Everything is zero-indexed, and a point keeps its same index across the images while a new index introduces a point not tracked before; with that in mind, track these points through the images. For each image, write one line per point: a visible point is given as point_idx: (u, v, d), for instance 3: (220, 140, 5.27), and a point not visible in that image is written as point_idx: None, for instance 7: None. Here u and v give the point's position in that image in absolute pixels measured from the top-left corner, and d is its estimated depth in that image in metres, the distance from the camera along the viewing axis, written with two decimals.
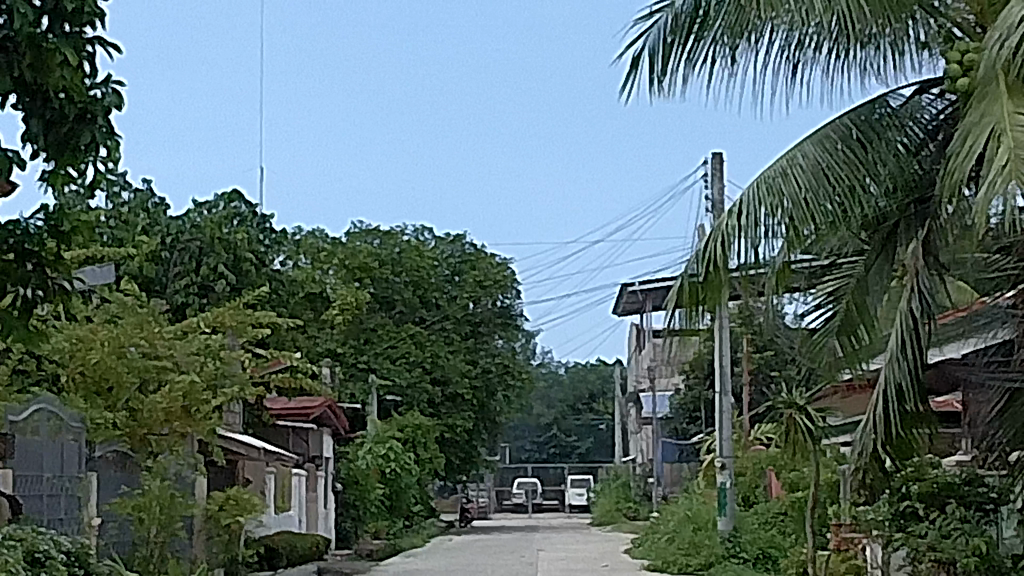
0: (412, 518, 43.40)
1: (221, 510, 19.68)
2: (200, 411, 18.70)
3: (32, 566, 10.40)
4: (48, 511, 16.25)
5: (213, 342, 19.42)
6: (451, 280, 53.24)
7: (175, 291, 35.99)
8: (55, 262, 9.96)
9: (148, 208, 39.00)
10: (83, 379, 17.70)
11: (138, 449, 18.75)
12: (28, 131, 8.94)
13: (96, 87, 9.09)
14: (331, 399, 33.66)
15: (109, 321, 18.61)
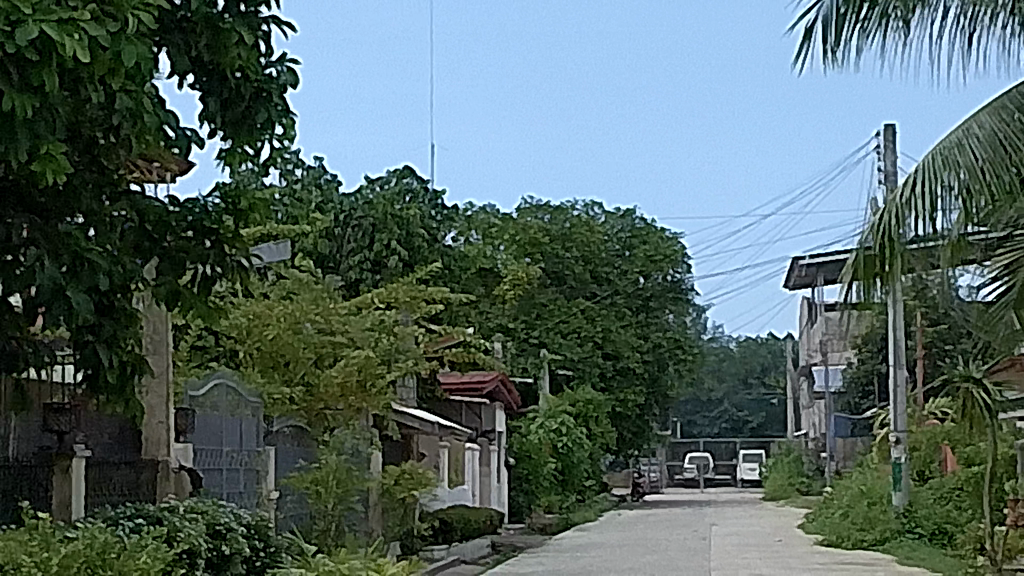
0: (585, 493, 43.49)
1: (396, 485, 19.88)
2: (375, 386, 18.75)
3: (213, 539, 10.51)
4: (228, 484, 16.48)
5: (387, 317, 19.51)
6: (622, 254, 53.17)
7: (349, 268, 36.27)
8: (233, 240, 10.37)
9: (321, 185, 39.43)
10: (260, 354, 18.41)
11: (315, 423, 18.97)
12: (205, 110, 9.09)
13: (271, 65, 9.19)
14: (503, 372, 33.79)
15: (285, 298, 19.02)
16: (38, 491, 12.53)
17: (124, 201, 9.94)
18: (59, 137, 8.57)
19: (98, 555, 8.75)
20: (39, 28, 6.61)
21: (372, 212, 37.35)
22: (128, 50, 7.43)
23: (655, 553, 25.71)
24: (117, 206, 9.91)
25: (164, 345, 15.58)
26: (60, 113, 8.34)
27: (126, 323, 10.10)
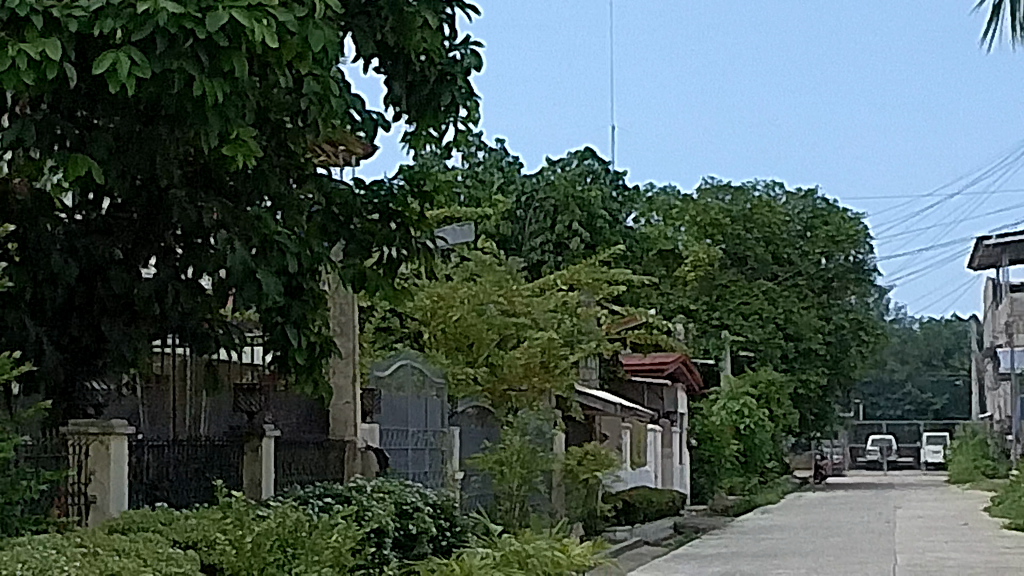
0: (768, 476, 43.23)
1: (579, 466, 19.97)
2: (559, 366, 18.83)
3: (400, 519, 10.62)
4: (414, 466, 16.65)
5: (570, 299, 19.48)
6: (804, 235, 52.78)
7: (532, 250, 36.36)
8: (418, 222, 11.35)
9: (503, 167, 39.60)
10: (444, 336, 18.55)
11: (499, 404, 19.04)
12: (393, 94, 10.48)
13: (454, 50, 10.57)
14: (686, 354, 33.68)
15: (469, 280, 19.12)
16: (230, 469, 12.69)
17: (311, 184, 10.83)
18: (247, 122, 9.32)
19: (292, 532, 8.92)
20: (227, 13, 8.13)
21: (554, 193, 37.40)
22: (315, 34, 8.71)
23: (839, 535, 25.53)
24: (305, 189, 10.81)
25: (351, 326, 15.82)
26: (248, 98, 9.11)
27: (314, 304, 10.60)
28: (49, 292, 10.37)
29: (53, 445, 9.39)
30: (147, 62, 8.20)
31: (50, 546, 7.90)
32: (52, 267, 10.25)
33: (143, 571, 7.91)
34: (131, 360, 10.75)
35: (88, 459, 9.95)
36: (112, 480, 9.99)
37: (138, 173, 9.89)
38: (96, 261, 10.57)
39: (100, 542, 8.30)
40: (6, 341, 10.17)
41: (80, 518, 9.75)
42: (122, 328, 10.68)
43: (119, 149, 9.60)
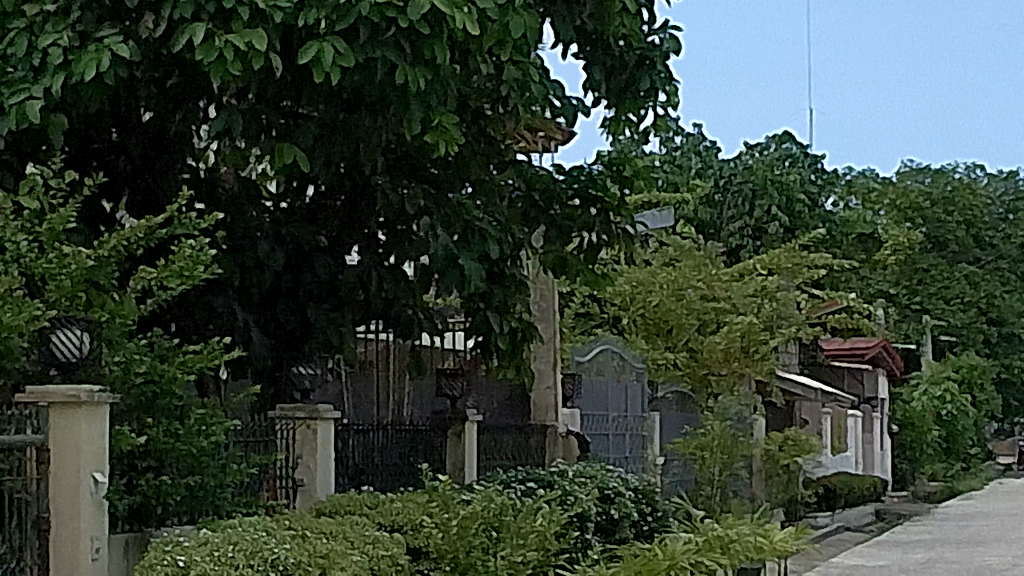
0: (970, 462, 42.62)
1: (780, 451, 19.80)
2: (759, 351, 18.72)
3: (601, 503, 10.64)
4: (615, 450, 16.79)
5: (770, 283, 19.27)
6: (1006, 219, 52.03)
7: (731, 235, 36.21)
8: (618, 208, 11.57)
9: (700, 152, 39.52)
10: (643, 322, 18.81)
11: (699, 389, 19.02)
12: (592, 79, 11.05)
13: (652, 34, 11.16)
14: (886, 339, 33.33)
15: (668, 264, 19.26)
16: (434, 454, 12.80)
17: (512, 170, 11.05)
18: (448, 110, 9.49)
19: (497, 515, 8.98)
20: (430, 3, 8.30)
21: (753, 177, 37.20)
22: (514, 21, 8.88)
23: None
24: (505, 174, 11.04)
25: (552, 312, 15.91)
26: (449, 86, 9.28)
27: (516, 290, 10.74)
28: (256, 279, 10.37)
29: (263, 429, 9.54)
30: (352, 50, 8.49)
31: (261, 528, 8.03)
32: (259, 256, 10.31)
33: (350, 553, 8.06)
34: (336, 345, 10.88)
35: (296, 444, 10.11)
36: (319, 464, 10.14)
37: (342, 160, 10.02)
38: (302, 248, 10.74)
39: (309, 524, 8.42)
40: (216, 327, 10.26)
41: (288, 502, 9.90)
42: (327, 313, 10.82)
43: (324, 138, 9.74)
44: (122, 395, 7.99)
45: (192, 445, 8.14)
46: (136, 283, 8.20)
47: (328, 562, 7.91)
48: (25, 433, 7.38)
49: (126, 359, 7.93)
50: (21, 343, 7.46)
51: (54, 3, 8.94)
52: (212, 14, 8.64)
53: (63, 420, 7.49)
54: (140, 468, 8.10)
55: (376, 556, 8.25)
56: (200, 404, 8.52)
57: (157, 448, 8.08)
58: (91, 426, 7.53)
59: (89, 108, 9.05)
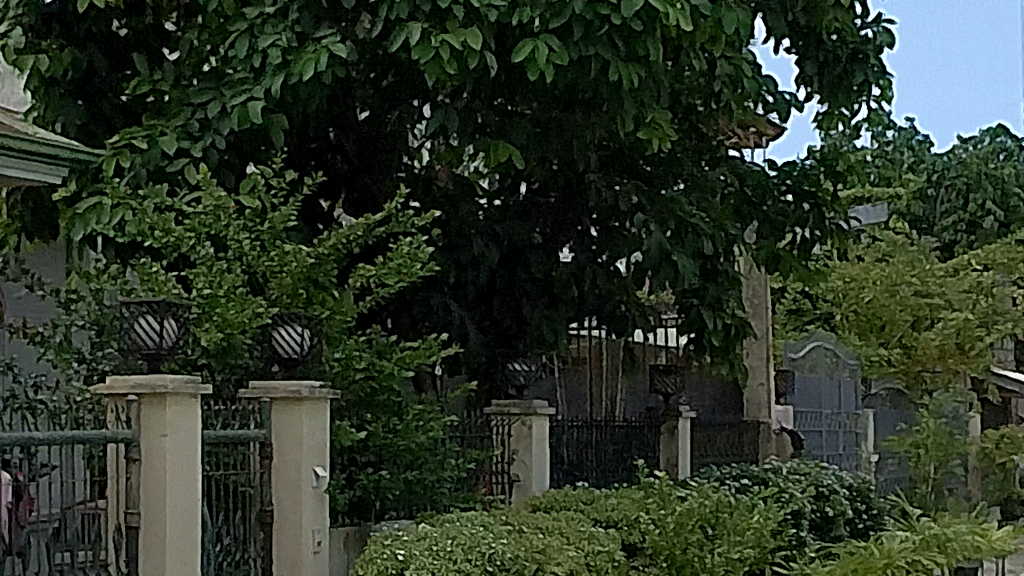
0: None
1: (995, 449, 19.68)
2: (974, 348, 18.30)
3: (815, 501, 10.59)
4: (830, 447, 16.72)
5: (985, 278, 18.98)
6: None
7: (944, 230, 35.79)
8: (832, 203, 11.54)
9: (913, 148, 39.11)
10: (856, 319, 18.95)
11: (914, 386, 18.85)
12: (805, 74, 11.02)
13: (866, 28, 11.08)
14: None
15: (881, 261, 19.28)
16: (649, 450, 12.85)
17: (724, 166, 11.10)
18: (662, 107, 9.54)
19: (712, 513, 8.98)
20: None
21: (967, 171, 36.74)
22: (727, 16, 8.91)
23: None
24: (718, 170, 11.04)
25: (765, 308, 15.85)
26: (663, 83, 9.34)
27: (729, 286, 10.75)
28: (472, 276, 10.47)
29: (479, 425, 9.63)
30: (566, 48, 8.55)
31: (479, 523, 8.11)
32: (475, 253, 10.42)
33: (566, 548, 8.10)
34: (550, 342, 10.96)
35: (511, 440, 10.15)
36: (534, 459, 10.19)
37: (556, 158, 10.11)
38: (517, 245, 10.85)
39: (525, 520, 8.50)
40: (432, 324, 10.35)
41: (504, 497, 10.00)
42: (541, 309, 10.90)
43: (538, 136, 9.81)
44: (341, 391, 8.12)
45: (411, 440, 8.26)
46: (355, 281, 8.31)
47: (544, 557, 7.96)
48: (249, 428, 7.53)
49: (346, 355, 8.08)
50: (244, 339, 7.69)
51: (274, 6, 9.10)
52: (428, 14, 8.74)
53: (286, 415, 7.62)
54: (360, 463, 8.27)
55: (592, 552, 8.28)
56: (419, 400, 8.62)
57: (377, 443, 8.21)
58: (313, 423, 7.68)
59: (309, 109, 9.19)
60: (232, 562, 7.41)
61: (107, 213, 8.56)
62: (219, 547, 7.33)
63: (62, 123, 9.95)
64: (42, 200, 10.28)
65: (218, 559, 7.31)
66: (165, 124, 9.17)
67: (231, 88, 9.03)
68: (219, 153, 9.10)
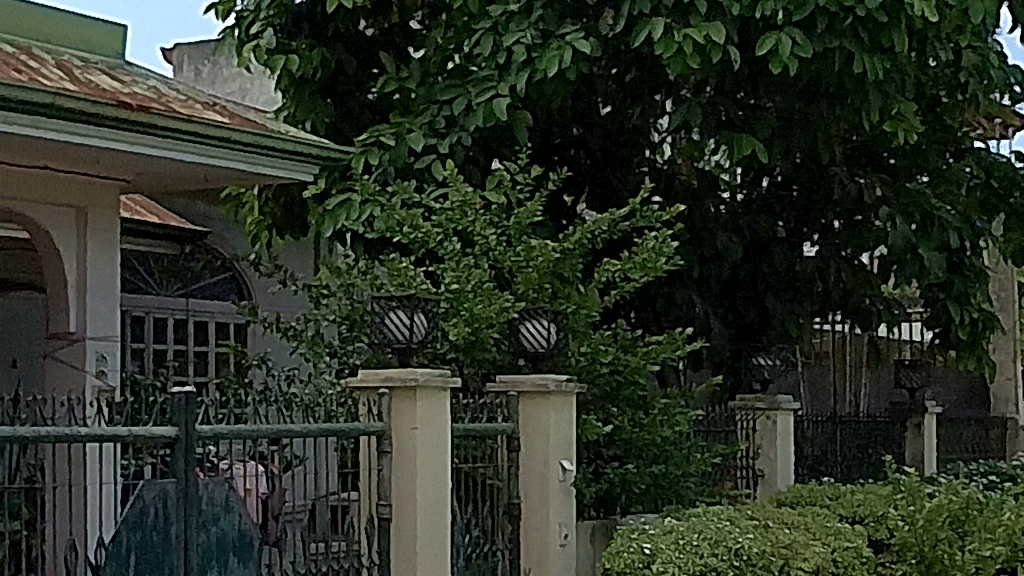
0: None
1: None
2: None
3: None
4: None
5: None
6: None
7: None
8: None
9: None
10: None
11: None
12: None
13: None
14: None
15: None
16: (894, 444, 12.74)
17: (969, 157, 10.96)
18: (908, 98, 9.44)
19: (962, 509, 8.92)
20: None
21: None
22: (974, 5, 8.80)
23: None
24: (963, 161, 10.90)
25: (1012, 300, 15.67)
26: (908, 74, 9.24)
27: (976, 279, 10.61)
28: (715, 269, 10.46)
29: (724, 419, 9.63)
30: (810, 40, 8.50)
31: (725, 518, 8.08)
32: (719, 247, 10.40)
33: (813, 545, 8.00)
34: (795, 336, 10.90)
35: (757, 434, 10.13)
36: (780, 453, 10.15)
37: (800, 151, 10.05)
38: (760, 239, 10.81)
39: (771, 514, 8.46)
40: (675, 318, 10.37)
41: (748, 492, 9.99)
42: (785, 303, 10.85)
43: (782, 130, 9.77)
44: (588, 385, 8.17)
45: (657, 434, 8.28)
46: (601, 275, 8.34)
47: (791, 552, 7.86)
48: (497, 421, 7.60)
49: (592, 349, 8.11)
50: (492, 335, 7.82)
51: (517, 3, 9.18)
52: (671, 9, 8.76)
53: (533, 409, 7.66)
54: (606, 456, 8.30)
55: (839, 548, 8.20)
56: (664, 394, 8.63)
57: (623, 437, 8.25)
58: (561, 415, 7.68)
59: (552, 105, 9.24)
60: (481, 553, 7.50)
61: (356, 210, 8.75)
62: (469, 538, 7.43)
63: (312, 122, 10.07)
64: (292, 197, 10.48)
65: (468, 550, 7.40)
66: (412, 122, 9.32)
67: (477, 86, 9.12)
68: (465, 149, 9.21)
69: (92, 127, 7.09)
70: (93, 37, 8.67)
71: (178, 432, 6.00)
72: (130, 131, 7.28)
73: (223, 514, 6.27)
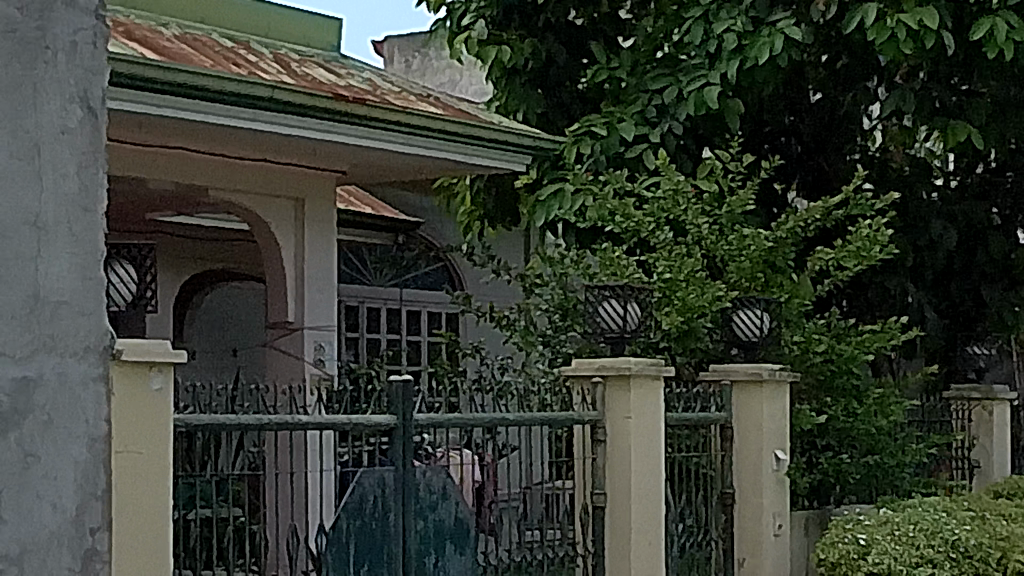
0: None
1: None
2: None
3: None
4: None
5: None
6: None
7: None
8: None
9: None
10: None
11: None
12: None
13: None
14: None
15: None
16: None
17: None
18: None
19: None
20: None
21: None
22: None
23: None
24: None
25: None
26: None
27: None
28: (929, 258, 10.35)
29: (939, 408, 9.52)
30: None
31: (941, 509, 7.98)
32: (933, 235, 10.27)
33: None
34: (1011, 325, 10.73)
35: (972, 424, 10.01)
36: (996, 443, 10.01)
37: (1015, 136, 9.89)
38: (974, 226, 10.66)
39: (989, 506, 8.33)
40: (889, 307, 10.28)
41: (964, 483, 9.87)
42: (1001, 291, 10.68)
43: (996, 115, 9.64)
44: (801, 374, 8.12)
45: (870, 424, 8.21)
46: (815, 264, 8.28)
47: (1009, 545, 7.61)
48: (711, 411, 7.56)
49: (806, 338, 8.06)
50: (705, 325, 7.80)
51: None
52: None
53: (747, 398, 7.65)
54: (820, 446, 8.26)
55: None
56: (879, 384, 8.56)
57: (837, 426, 8.19)
58: (773, 404, 7.67)
59: (764, 93, 9.21)
60: (696, 543, 7.49)
61: (568, 199, 8.84)
62: (683, 526, 7.43)
63: (524, 113, 10.16)
64: (504, 186, 10.57)
65: (682, 539, 7.40)
66: (624, 110, 9.36)
67: (688, 75, 9.12)
68: (676, 138, 9.21)
69: (309, 119, 7.19)
70: (311, 32, 8.79)
71: (396, 420, 6.10)
72: (346, 123, 7.36)
73: (441, 502, 6.31)
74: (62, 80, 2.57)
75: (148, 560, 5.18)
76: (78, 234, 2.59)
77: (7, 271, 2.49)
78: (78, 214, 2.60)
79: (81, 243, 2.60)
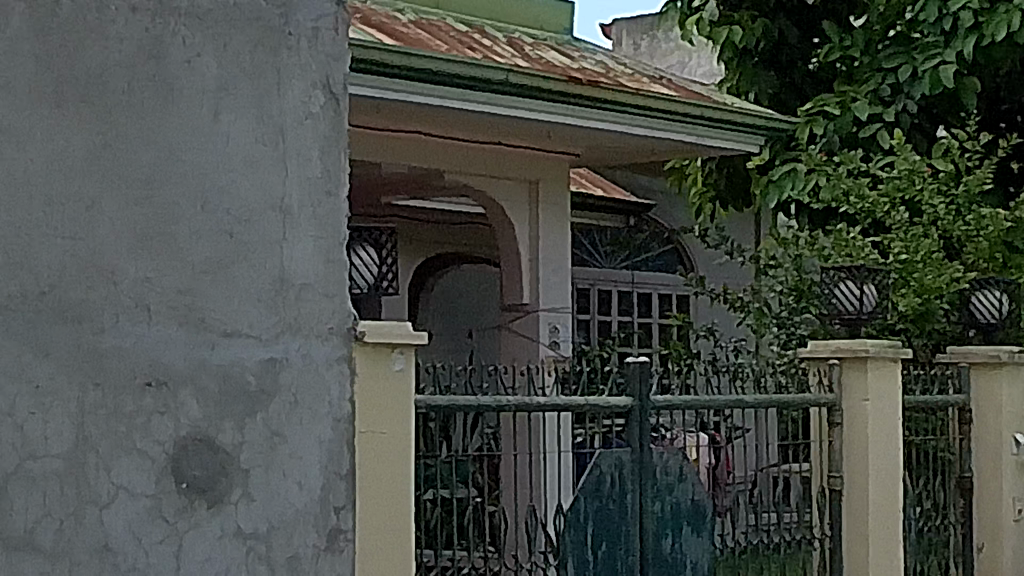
0: None
1: None
2: None
3: None
4: None
5: None
6: None
7: None
8: None
9: None
10: None
11: None
12: None
13: None
14: None
15: None
16: None
17: None
18: None
19: None
20: None
21: None
22: None
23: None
24: None
25: None
26: None
27: None
28: None
29: None
30: None
31: None
32: None
33: None
34: None
35: None
36: None
37: None
38: None
39: None
40: None
41: None
42: None
43: None
44: None
45: None
46: None
47: None
48: (948, 393, 7.49)
49: None
50: (942, 306, 7.66)
51: None
52: None
53: (988, 381, 7.52)
54: None
55: None
56: None
57: None
58: (1015, 388, 7.54)
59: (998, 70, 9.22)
60: (933, 528, 7.42)
61: (801, 179, 8.87)
62: (920, 510, 7.35)
63: (756, 93, 10.52)
64: (737, 168, 10.79)
65: (919, 523, 7.32)
66: (858, 90, 9.43)
67: (921, 53, 9.20)
68: (911, 118, 9.28)
69: (539, 103, 7.22)
70: (549, 16, 8.87)
71: (634, 402, 6.09)
72: (581, 107, 7.39)
73: (678, 484, 6.28)
74: (303, 67, 3.18)
75: (392, 558, 5.24)
76: (322, 215, 3.18)
77: (256, 256, 3.08)
78: (323, 198, 3.19)
79: (321, 226, 3.18)
